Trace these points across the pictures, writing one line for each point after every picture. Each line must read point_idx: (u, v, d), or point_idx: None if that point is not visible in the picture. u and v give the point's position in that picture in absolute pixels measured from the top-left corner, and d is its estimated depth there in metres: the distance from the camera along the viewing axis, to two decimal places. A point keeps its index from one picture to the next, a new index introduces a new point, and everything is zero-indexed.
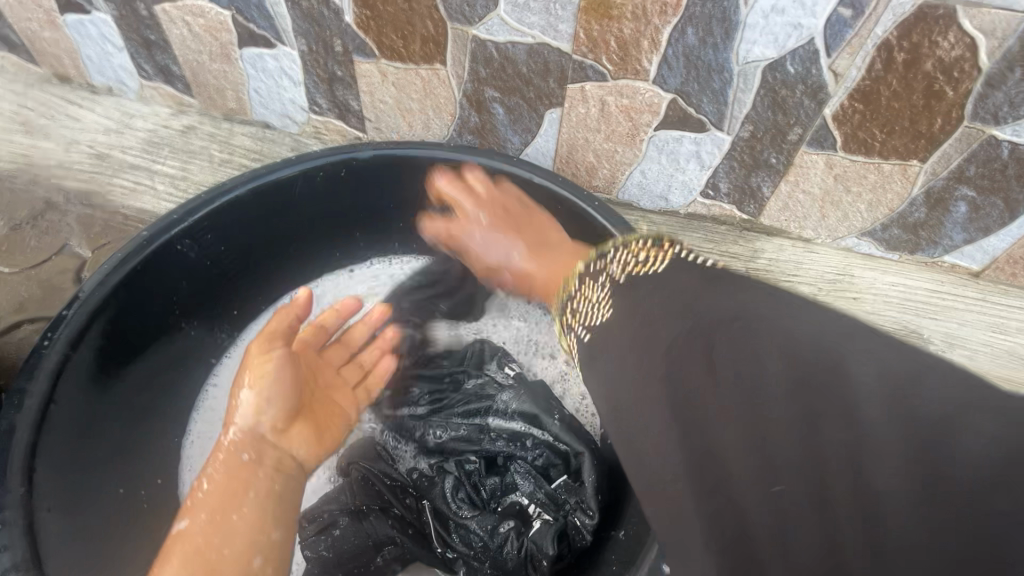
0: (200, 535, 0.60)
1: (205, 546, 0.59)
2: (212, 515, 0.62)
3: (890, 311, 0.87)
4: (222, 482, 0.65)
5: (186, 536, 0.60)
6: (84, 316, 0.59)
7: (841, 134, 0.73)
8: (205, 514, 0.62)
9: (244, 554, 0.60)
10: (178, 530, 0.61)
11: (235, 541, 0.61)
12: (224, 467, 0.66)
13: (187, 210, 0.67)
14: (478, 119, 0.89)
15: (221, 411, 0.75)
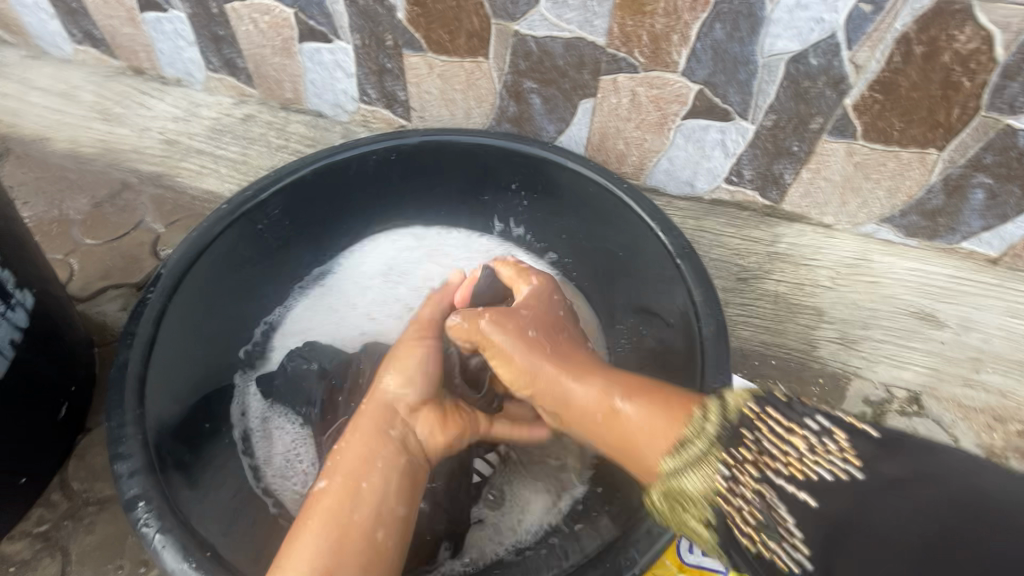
0: (338, 493, 0.61)
1: (338, 507, 0.59)
2: (350, 478, 0.62)
3: (906, 294, 0.92)
4: (359, 441, 0.66)
5: (326, 496, 0.60)
6: (178, 274, 0.69)
7: (861, 123, 0.78)
8: (342, 476, 0.62)
9: (372, 526, 0.59)
10: (318, 487, 0.62)
11: (363, 505, 0.60)
12: (371, 418, 0.68)
13: (261, 186, 0.76)
14: (516, 109, 0.95)
15: (350, 292, 0.89)
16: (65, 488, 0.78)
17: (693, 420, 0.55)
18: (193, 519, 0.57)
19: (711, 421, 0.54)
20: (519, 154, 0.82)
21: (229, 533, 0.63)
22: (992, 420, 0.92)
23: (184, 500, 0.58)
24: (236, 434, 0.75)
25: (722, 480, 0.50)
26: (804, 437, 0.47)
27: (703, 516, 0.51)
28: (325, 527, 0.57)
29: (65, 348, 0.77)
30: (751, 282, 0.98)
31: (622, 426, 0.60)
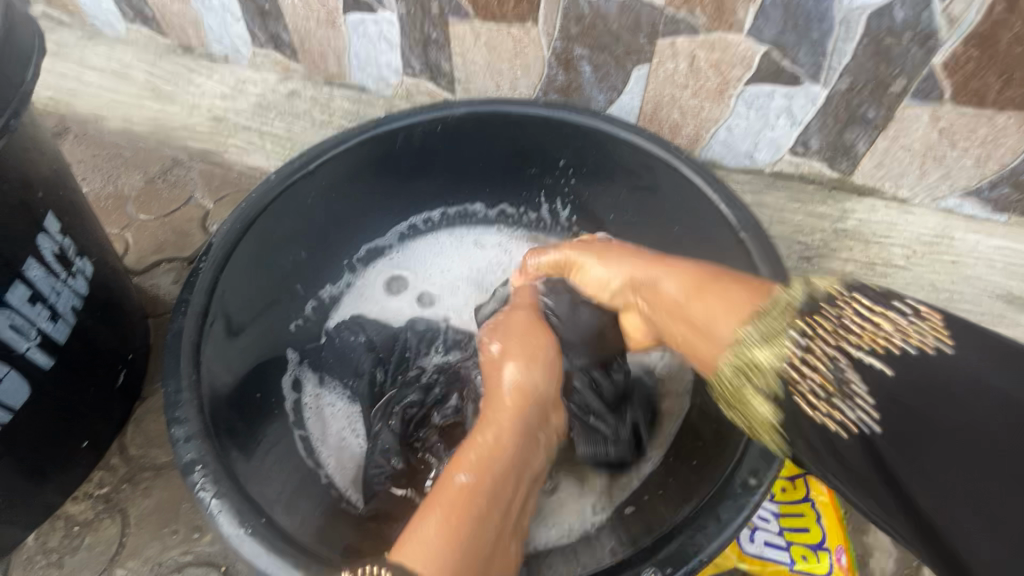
0: (483, 490, 0.56)
1: (469, 500, 0.55)
2: (493, 477, 0.58)
3: (990, 275, 0.84)
4: (519, 437, 0.62)
5: (472, 492, 0.55)
6: (229, 245, 0.68)
7: (951, 84, 0.71)
8: (487, 475, 0.57)
9: (501, 543, 0.56)
10: (453, 477, 0.57)
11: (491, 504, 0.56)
12: (512, 421, 0.64)
13: (309, 156, 0.75)
14: (565, 78, 0.91)
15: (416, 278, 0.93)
16: (123, 453, 0.80)
17: (771, 301, 0.53)
18: (248, 485, 0.57)
19: (771, 313, 0.52)
20: (570, 125, 0.79)
21: (282, 499, 0.63)
22: None
23: (238, 466, 0.58)
24: (287, 406, 0.75)
25: (796, 351, 0.50)
26: (890, 320, 0.46)
27: (773, 391, 0.52)
28: (452, 515, 0.53)
29: (121, 317, 0.79)
30: (815, 260, 0.90)
31: (700, 303, 0.59)
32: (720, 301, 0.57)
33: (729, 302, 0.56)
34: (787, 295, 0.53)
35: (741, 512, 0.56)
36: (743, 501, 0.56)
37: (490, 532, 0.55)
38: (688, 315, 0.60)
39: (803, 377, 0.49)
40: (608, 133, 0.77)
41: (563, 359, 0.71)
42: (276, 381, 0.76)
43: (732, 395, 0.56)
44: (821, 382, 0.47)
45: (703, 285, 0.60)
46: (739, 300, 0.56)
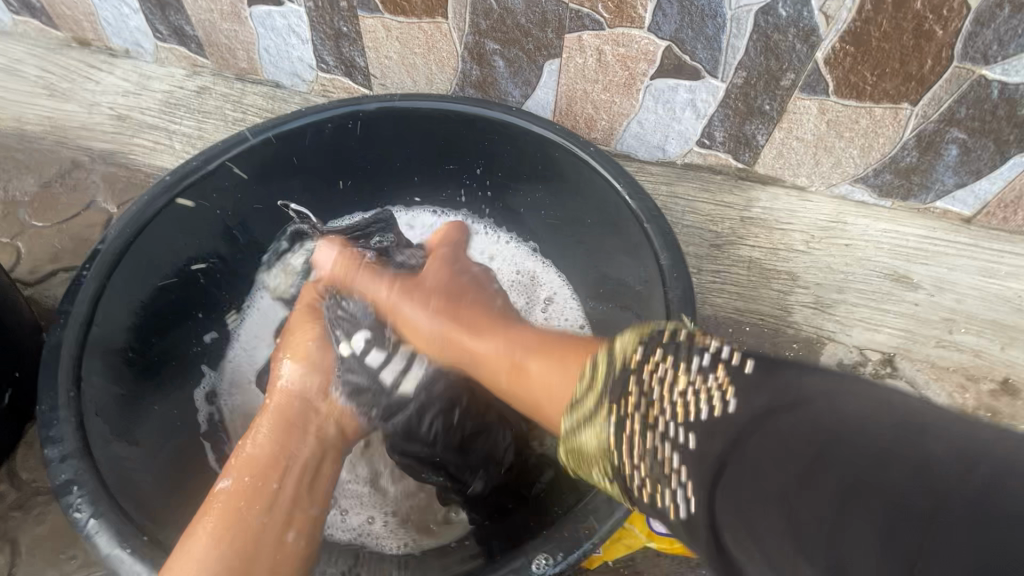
0: (241, 496, 0.57)
1: (242, 505, 0.56)
2: (257, 478, 0.58)
3: (880, 256, 0.89)
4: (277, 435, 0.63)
5: (233, 492, 0.57)
6: (117, 251, 0.65)
7: (833, 78, 0.75)
8: (248, 476, 0.59)
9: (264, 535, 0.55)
10: (219, 489, 0.58)
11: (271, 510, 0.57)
12: (275, 424, 0.64)
13: (207, 156, 0.72)
14: (480, 73, 0.91)
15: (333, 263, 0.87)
16: (14, 478, 0.75)
17: (595, 364, 0.53)
18: (133, 505, 0.54)
19: (601, 370, 0.52)
20: (482, 120, 0.78)
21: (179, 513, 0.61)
22: (965, 379, 0.85)
23: (125, 485, 0.55)
24: (199, 418, 0.74)
25: (612, 433, 0.49)
26: (689, 383, 0.45)
27: (603, 467, 0.50)
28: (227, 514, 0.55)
29: (6, 333, 0.73)
30: (724, 247, 0.93)
31: (527, 385, 0.59)
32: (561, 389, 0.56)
33: (562, 366, 0.57)
34: (602, 357, 0.53)
35: None
36: None
37: (271, 538, 0.55)
38: (513, 358, 0.61)
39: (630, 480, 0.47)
40: (513, 127, 0.77)
41: (463, 295, 0.69)
42: (182, 390, 0.73)
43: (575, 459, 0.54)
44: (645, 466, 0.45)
45: (537, 347, 0.60)
46: (568, 367, 0.56)
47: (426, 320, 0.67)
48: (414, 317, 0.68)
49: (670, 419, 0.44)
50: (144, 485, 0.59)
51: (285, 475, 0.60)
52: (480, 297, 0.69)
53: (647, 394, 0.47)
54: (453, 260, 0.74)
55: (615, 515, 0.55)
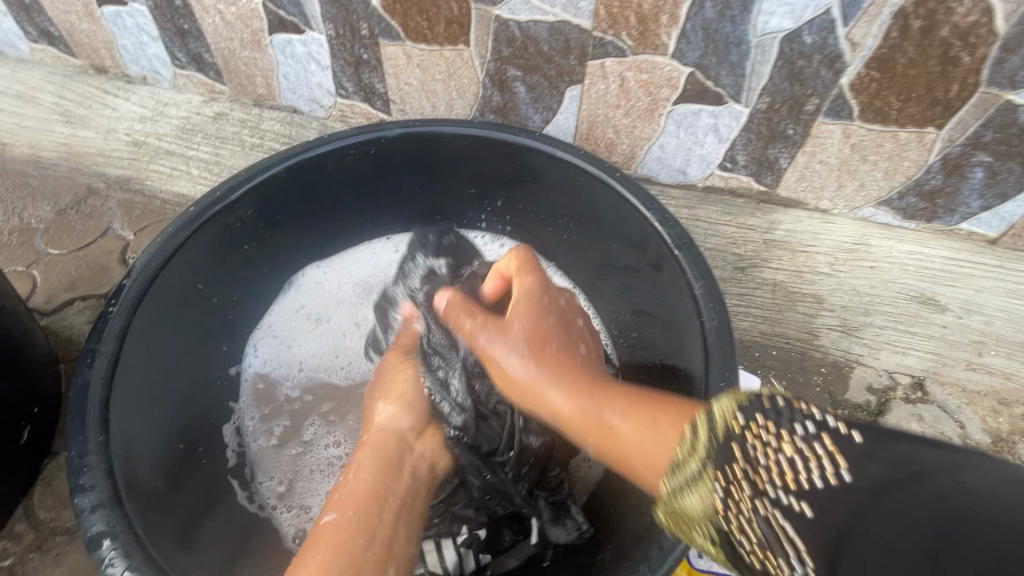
0: (348, 529, 0.56)
1: (351, 541, 0.55)
2: (360, 514, 0.58)
3: (905, 279, 0.88)
4: (366, 474, 0.63)
5: (336, 529, 0.56)
6: (142, 285, 0.64)
7: (857, 103, 0.75)
8: (350, 510, 0.58)
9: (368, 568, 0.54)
10: (324, 521, 0.57)
11: (376, 542, 0.57)
12: (375, 464, 0.64)
13: (230, 185, 0.71)
14: (500, 99, 0.91)
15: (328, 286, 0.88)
16: (31, 517, 0.73)
17: (687, 433, 0.49)
18: (164, 555, 0.52)
19: (701, 437, 0.48)
20: (506, 146, 0.78)
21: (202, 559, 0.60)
22: (997, 403, 0.83)
23: (155, 533, 0.54)
24: (229, 456, 0.74)
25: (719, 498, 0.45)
26: (792, 445, 0.42)
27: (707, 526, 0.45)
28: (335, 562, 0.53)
29: (25, 369, 0.72)
30: (748, 270, 0.92)
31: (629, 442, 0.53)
32: (654, 433, 0.52)
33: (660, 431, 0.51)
34: (695, 432, 0.48)
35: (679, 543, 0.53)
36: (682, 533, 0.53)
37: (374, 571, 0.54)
38: (620, 437, 0.54)
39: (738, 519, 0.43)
40: (537, 154, 0.77)
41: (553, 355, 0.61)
42: (206, 423, 0.72)
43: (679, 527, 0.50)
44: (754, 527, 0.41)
45: (632, 405, 0.55)
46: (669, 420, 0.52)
47: (518, 368, 0.61)
48: (506, 362, 0.62)
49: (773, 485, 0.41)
50: (173, 531, 0.58)
51: (385, 511, 0.60)
52: (586, 368, 0.61)
53: (754, 469, 0.43)
54: (576, 335, 0.67)
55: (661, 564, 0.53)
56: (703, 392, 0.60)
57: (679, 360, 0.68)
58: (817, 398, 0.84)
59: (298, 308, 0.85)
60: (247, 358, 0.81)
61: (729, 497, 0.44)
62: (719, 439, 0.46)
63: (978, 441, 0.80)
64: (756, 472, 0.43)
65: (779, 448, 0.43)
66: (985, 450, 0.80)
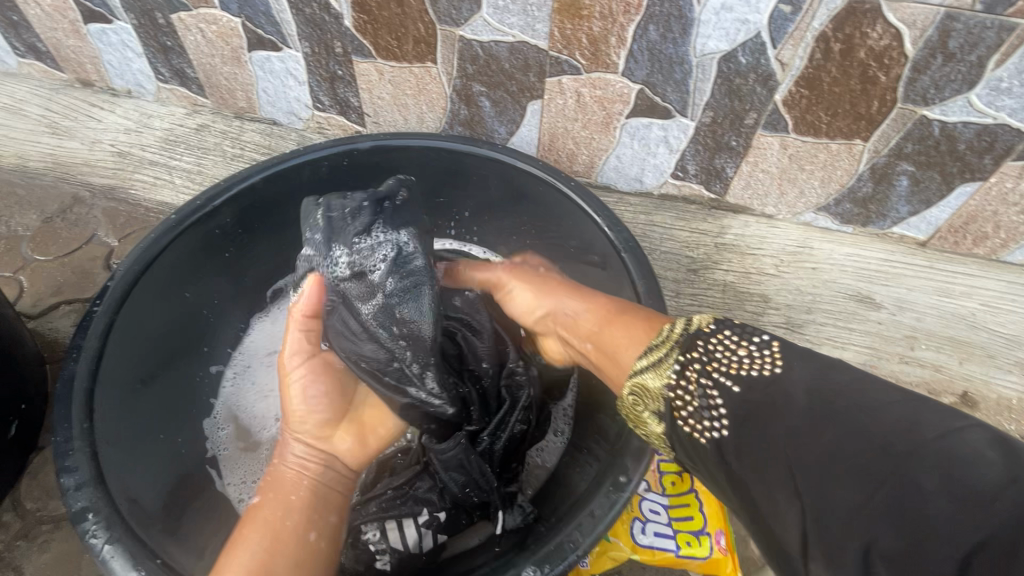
0: (267, 510, 0.62)
1: (272, 518, 0.60)
2: (280, 495, 0.64)
3: (844, 279, 0.95)
4: (287, 466, 0.68)
5: (258, 509, 0.62)
6: (125, 286, 0.69)
7: (791, 117, 0.82)
8: (271, 494, 0.64)
9: (284, 536, 0.59)
10: (254, 504, 0.63)
11: (294, 513, 0.62)
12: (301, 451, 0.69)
13: (209, 195, 0.77)
14: (467, 112, 0.97)
15: None
16: (18, 508, 0.77)
17: (662, 331, 0.58)
18: (144, 529, 0.56)
19: (665, 341, 0.56)
20: (470, 159, 0.84)
21: (186, 536, 0.64)
22: (927, 392, 0.89)
23: (138, 510, 0.58)
24: (212, 445, 0.79)
25: (675, 374, 0.52)
26: (745, 348, 0.49)
27: (657, 408, 0.54)
28: (258, 538, 0.58)
29: (13, 367, 0.76)
30: (700, 271, 0.98)
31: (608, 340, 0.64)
32: (622, 334, 0.62)
33: (631, 334, 0.61)
34: (671, 329, 0.57)
35: (612, 508, 0.58)
36: (615, 497, 0.58)
37: (293, 537, 0.59)
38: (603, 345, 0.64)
39: (682, 397, 0.51)
40: (498, 167, 0.83)
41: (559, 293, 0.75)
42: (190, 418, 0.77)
43: (633, 415, 0.58)
44: (695, 401, 0.50)
45: (610, 317, 0.65)
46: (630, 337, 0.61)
47: (529, 297, 0.77)
48: (519, 292, 0.78)
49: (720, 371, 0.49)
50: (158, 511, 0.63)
51: (304, 492, 0.65)
52: (582, 291, 0.73)
53: (709, 359, 0.51)
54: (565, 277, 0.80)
55: (595, 529, 0.57)
56: None
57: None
58: None
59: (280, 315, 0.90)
60: (231, 363, 0.86)
61: (682, 376, 0.52)
62: (688, 332, 0.54)
63: None
64: (711, 361, 0.50)
65: (737, 351, 0.50)
66: None
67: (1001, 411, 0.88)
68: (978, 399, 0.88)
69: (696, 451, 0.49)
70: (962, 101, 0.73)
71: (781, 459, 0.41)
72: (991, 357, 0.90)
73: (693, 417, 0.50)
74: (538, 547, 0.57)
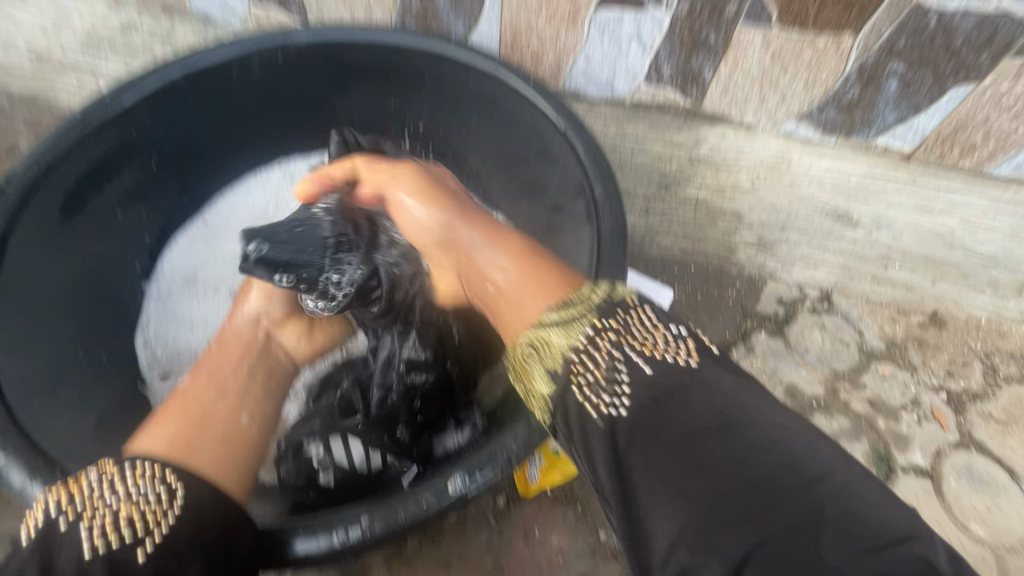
0: (195, 391, 0.59)
1: (197, 400, 0.57)
2: (211, 377, 0.61)
3: (822, 194, 0.90)
4: (220, 351, 0.66)
5: (184, 393, 0.58)
6: (25, 191, 0.62)
7: (775, 7, 0.72)
8: (203, 375, 0.62)
9: (214, 420, 0.56)
10: (180, 389, 0.60)
11: (226, 396, 0.60)
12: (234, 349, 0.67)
13: (122, 91, 0.68)
14: (420, 4, 0.87)
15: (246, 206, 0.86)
16: None
17: (580, 288, 0.52)
18: (47, 440, 0.55)
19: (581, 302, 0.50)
20: (422, 57, 0.74)
21: (98, 444, 0.63)
22: (896, 313, 0.87)
23: (40, 423, 0.56)
24: (143, 361, 0.76)
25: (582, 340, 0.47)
26: (659, 334, 0.47)
27: (552, 367, 0.48)
28: (182, 415, 0.55)
29: None
30: (672, 188, 0.92)
31: (508, 297, 0.57)
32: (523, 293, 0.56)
33: (543, 291, 0.54)
34: (592, 291, 0.51)
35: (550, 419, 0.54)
36: None
37: (222, 419, 0.57)
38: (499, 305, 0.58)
39: (585, 364, 0.46)
40: (453, 67, 0.74)
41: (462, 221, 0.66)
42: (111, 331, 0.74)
43: (519, 363, 0.52)
44: (598, 372, 0.46)
45: (526, 272, 0.57)
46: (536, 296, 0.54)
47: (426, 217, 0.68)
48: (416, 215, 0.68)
49: (634, 346, 0.46)
50: (69, 422, 0.61)
51: (237, 385, 0.62)
52: (490, 227, 0.65)
53: (627, 329, 0.47)
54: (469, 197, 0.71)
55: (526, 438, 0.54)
56: None
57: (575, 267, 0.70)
58: (728, 309, 0.87)
59: (211, 228, 0.85)
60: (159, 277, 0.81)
61: (592, 341, 0.47)
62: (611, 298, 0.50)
63: (874, 347, 0.84)
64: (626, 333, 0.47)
65: (654, 333, 0.47)
66: (879, 354, 0.84)
67: (969, 331, 0.86)
68: (947, 319, 0.86)
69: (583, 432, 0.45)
70: None
71: (678, 471, 0.40)
72: (965, 276, 0.87)
73: (591, 389, 0.45)
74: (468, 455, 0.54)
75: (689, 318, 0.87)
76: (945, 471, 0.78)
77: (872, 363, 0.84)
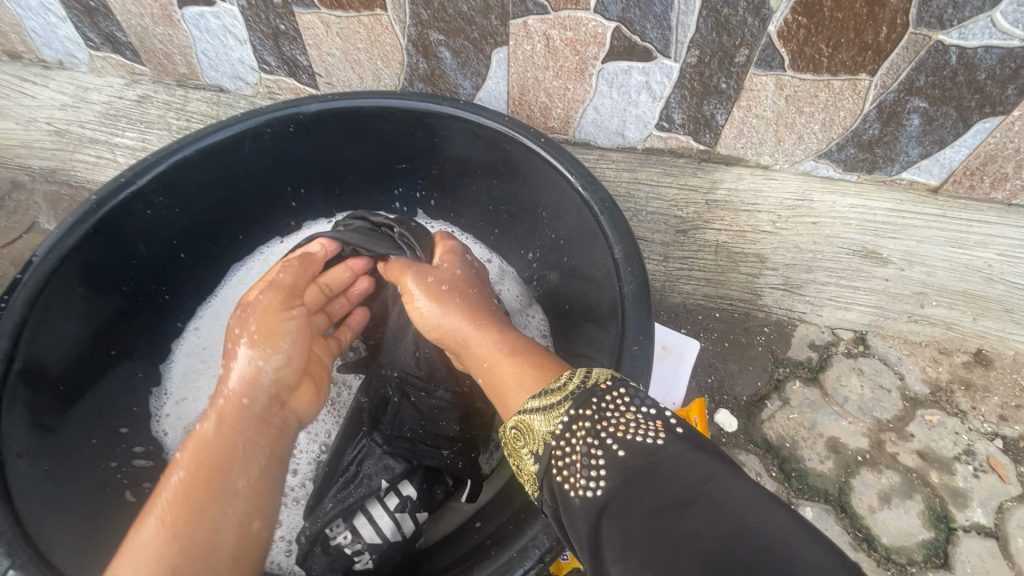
0: (201, 473, 0.55)
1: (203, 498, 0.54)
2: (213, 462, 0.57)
3: (848, 233, 0.87)
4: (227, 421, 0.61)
5: (185, 482, 0.55)
6: (40, 280, 0.61)
7: (787, 52, 0.71)
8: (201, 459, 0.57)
9: (223, 530, 0.54)
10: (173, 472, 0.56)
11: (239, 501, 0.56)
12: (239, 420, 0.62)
13: (138, 170, 0.67)
14: (427, 66, 0.87)
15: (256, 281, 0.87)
16: None
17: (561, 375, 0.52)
18: (55, 550, 0.54)
19: (566, 389, 0.50)
20: (433, 117, 0.73)
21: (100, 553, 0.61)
22: (938, 353, 0.82)
23: (45, 528, 0.55)
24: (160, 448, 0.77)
25: (563, 425, 0.48)
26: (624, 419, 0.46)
27: (536, 449, 0.50)
28: (175, 520, 0.52)
29: None
30: (689, 233, 0.90)
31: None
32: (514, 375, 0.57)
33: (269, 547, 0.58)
34: (567, 377, 0.51)
35: None
36: None
37: (234, 528, 0.54)
38: None
39: (564, 450, 0.47)
40: (455, 125, 0.73)
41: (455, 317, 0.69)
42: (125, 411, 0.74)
43: (510, 445, 0.54)
44: (576, 454, 0.46)
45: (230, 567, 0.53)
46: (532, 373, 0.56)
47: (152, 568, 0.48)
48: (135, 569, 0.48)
49: (611, 431, 0.45)
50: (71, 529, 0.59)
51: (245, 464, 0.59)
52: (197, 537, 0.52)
53: (603, 417, 0.46)
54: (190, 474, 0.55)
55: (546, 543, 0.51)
56: (618, 359, 0.58)
57: (603, 329, 0.67)
58: (759, 358, 0.84)
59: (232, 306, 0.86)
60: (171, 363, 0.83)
61: (576, 421, 0.47)
62: (586, 386, 0.49)
63: (918, 393, 0.80)
64: (604, 418, 0.46)
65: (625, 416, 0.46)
66: (924, 401, 0.80)
67: (1018, 370, 0.81)
68: (993, 357, 0.81)
69: (566, 508, 0.45)
70: (984, 20, 0.62)
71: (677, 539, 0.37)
72: (1009, 312, 0.83)
73: (570, 463, 0.46)
74: (498, 555, 0.53)
75: (719, 369, 0.84)
76: (1011, 530, 0.73)
77: (917, 410, 0.79)
